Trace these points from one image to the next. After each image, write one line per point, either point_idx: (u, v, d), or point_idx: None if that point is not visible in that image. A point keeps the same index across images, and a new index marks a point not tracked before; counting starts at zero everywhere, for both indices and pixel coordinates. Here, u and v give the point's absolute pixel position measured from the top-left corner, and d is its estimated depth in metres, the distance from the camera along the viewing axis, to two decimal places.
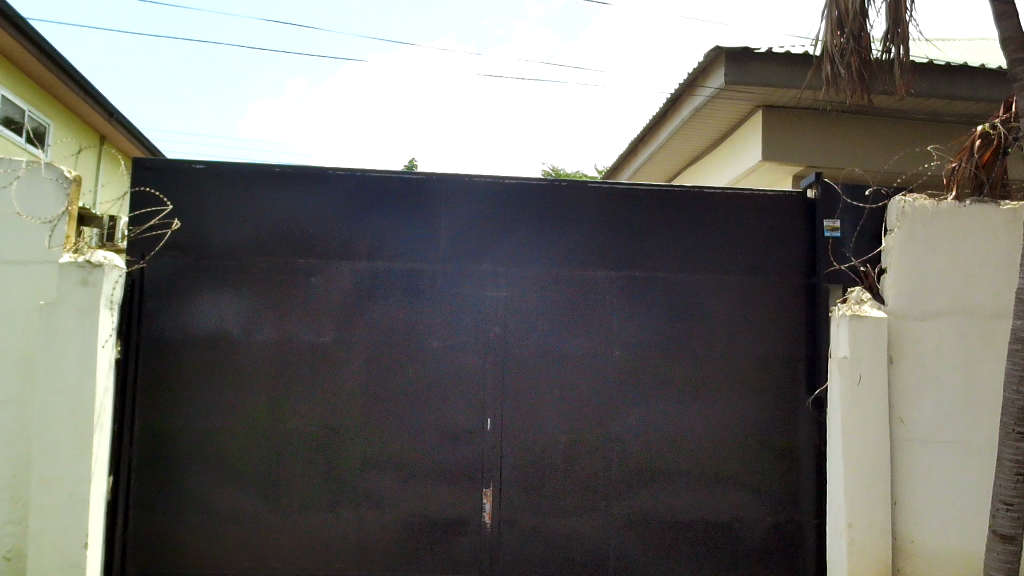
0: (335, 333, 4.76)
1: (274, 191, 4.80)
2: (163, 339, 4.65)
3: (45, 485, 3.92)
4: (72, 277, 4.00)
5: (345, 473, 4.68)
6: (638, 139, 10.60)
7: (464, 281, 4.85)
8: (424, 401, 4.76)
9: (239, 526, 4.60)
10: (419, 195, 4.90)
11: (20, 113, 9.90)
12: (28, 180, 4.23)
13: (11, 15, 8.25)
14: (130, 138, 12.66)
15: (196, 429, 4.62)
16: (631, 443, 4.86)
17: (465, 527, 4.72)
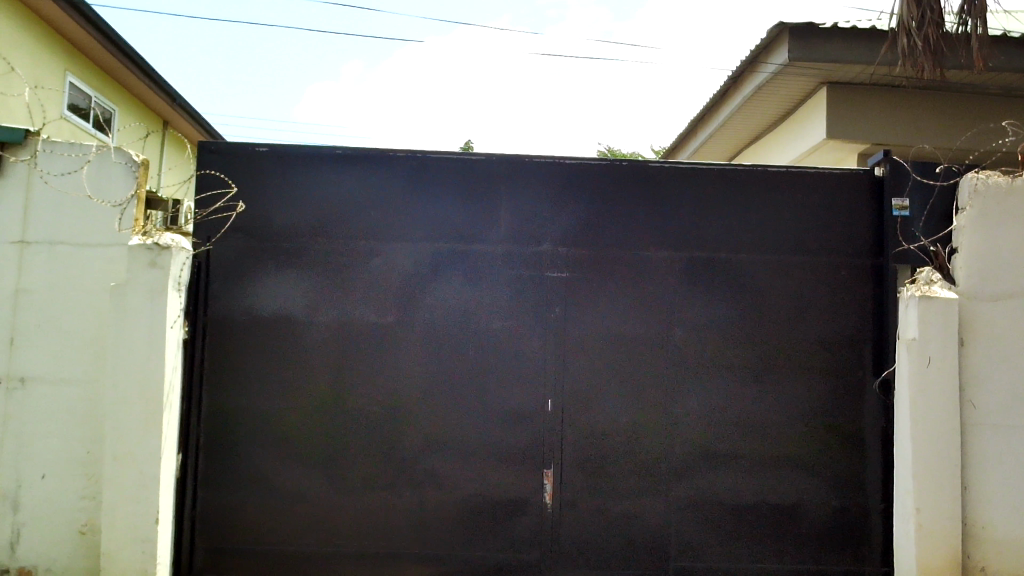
0: (396, 315, 4.79)
1: (335, 172, 4.85)
2: (229, 321, 4.73)
3: (117, 462, 4.02)
4: (141, 258, 4.08)
5: (407, 453, 4.72)
6: (697, 118, 10.47)
7: (524, 263, 4.84)
8: (485, 382, 4.78)
9: (303, 505, 4.67)
10: (478, 176, 4.90)
11: (87, 99, 10.12)
12: (98, 164, 4.34)
13: (77, 3, 8.41)
14: (192, 123, 12.88)
15: (262, 409, 4.70)
16: (692, 425, 4.82)
17: (526, 507, 4.73)
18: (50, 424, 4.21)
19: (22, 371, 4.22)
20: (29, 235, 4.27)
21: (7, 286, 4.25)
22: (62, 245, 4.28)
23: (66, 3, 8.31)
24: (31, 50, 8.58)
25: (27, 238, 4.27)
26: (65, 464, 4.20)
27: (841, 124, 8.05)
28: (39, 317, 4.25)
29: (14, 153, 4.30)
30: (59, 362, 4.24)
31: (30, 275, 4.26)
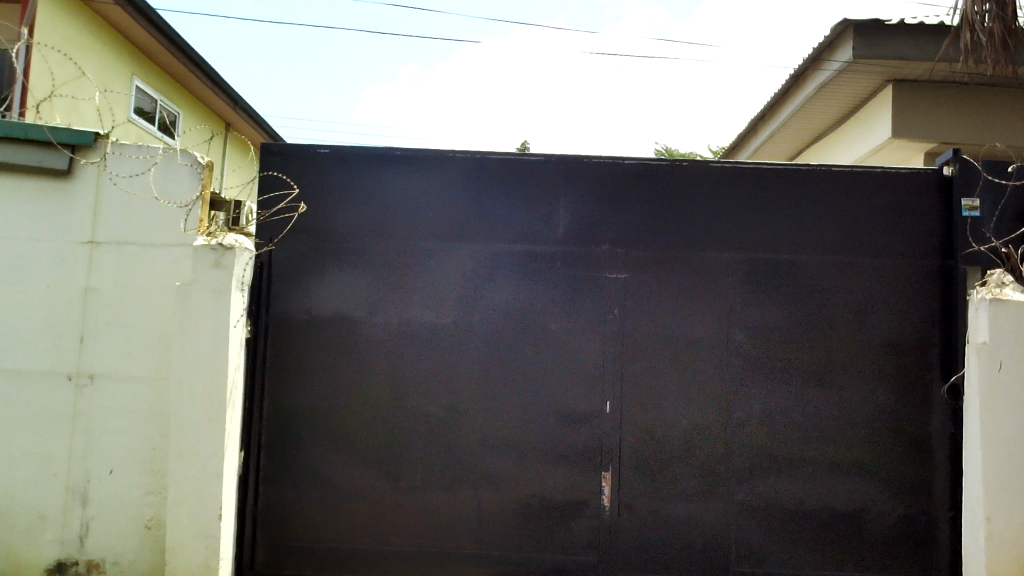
0: (455, 316, 4.81)
1: (395, 173, 4.89)
2: (291, 320, 4.79)
3: (182, 459, 4.09)
4: (206, 259, 4.15)
5: (465, 453, 4.73)
6: (757, 117, 10.33)
7: (583, 264, 4.82)
8: (543, 383, 4.77)
9: (362, 503, 4.71)
10: (537, 176, 4.89)
11: (153, 103, 10.34)
12: (164, 166, 4.43)
13: (143, 8, 8.59)
14: (254, 126, 13.07)
15: (322, 407, 4.75)
16: (754, 428, 4.76)
17: (584, 509, 4.71)
18: (118, 421, 4.30)
19: (91, 368, 4.33)
20: (98, 236, 4.38)
21: (77, 286, 4.36)
22: (129, 246, 4.38)
23: (131, 9, 8.47)
24: (99, 55, 8.79)
25: (97, 239, 4.38)
26: (132, 460, 4.29)
27: (908, 123, 7.89)
28: (107, 316, 4.35)
29: (85, 156, 4.40)
30: (125, 359, 4.33)
31: (99, 274, 4.37)
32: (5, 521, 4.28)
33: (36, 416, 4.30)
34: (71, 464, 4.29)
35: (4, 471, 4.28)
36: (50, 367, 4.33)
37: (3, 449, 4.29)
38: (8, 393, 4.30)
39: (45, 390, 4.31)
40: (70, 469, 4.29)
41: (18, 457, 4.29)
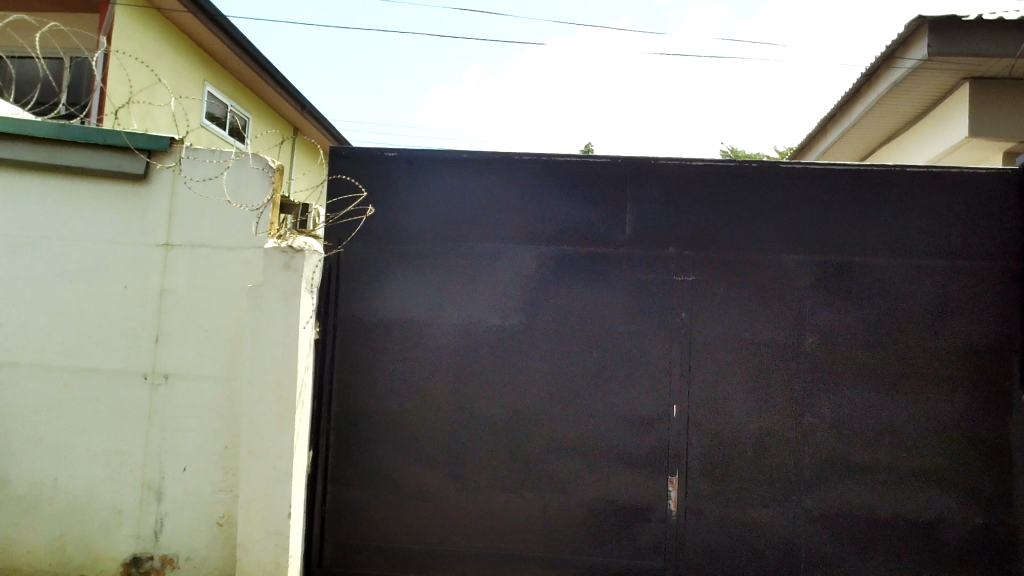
0: (520, 318, 4.81)
1: (461, 176, 4.92)
2: (358, 321, 4.84)
3: (252, 457, 4.16)
4: (276, 262, 4.19)
5: (531, 455, 4.73)
6: (827, 117, 10.15)
7: (649, 266, 4.78)
8: (609, 385, 4.74)
9: (428, 504, 4.74)
10: (604, 178, 4.88)
11: (225, 109, 10.55)
12: (236, 170, 4.51)
13: (216, 16, 8.78)
14: (322, 131, 13.25)
15: (389, 408, 4.79)
16: (825, 434, 4.67)
17: (651, 514, 4.67)
18: (192, 420, 4.40)
19: (166, 367, 4.44)
20: (173, 239, 4.48)
21: (153, 287, 4.47)
22: (203, 248, 4.47)
23: (203, 16, 8.64)
24: (173, 62, 9.01)
25: (172, 242, 4.49)
26: (205, 457, 4.39)
27: (985, 121, 7.67)
28: (182, 317, 4.45)
29: (160, 160, 4.51)
30: (198, 359, 4.43)
31: (174, 276, 4.47)
32: (83, 515, 4.41)
33: (113, 414, 4.42)
34: (147, 460, 4.40)
35: (83, 467, 4.41)
36: (127, 366, 4.45)
37: (83, 446, 4.41)
38: (88, 391, 4.43)
39: (122, 389, 4.43)
40: (145, 466, 4.40)
41: (96, 454, 4.41)
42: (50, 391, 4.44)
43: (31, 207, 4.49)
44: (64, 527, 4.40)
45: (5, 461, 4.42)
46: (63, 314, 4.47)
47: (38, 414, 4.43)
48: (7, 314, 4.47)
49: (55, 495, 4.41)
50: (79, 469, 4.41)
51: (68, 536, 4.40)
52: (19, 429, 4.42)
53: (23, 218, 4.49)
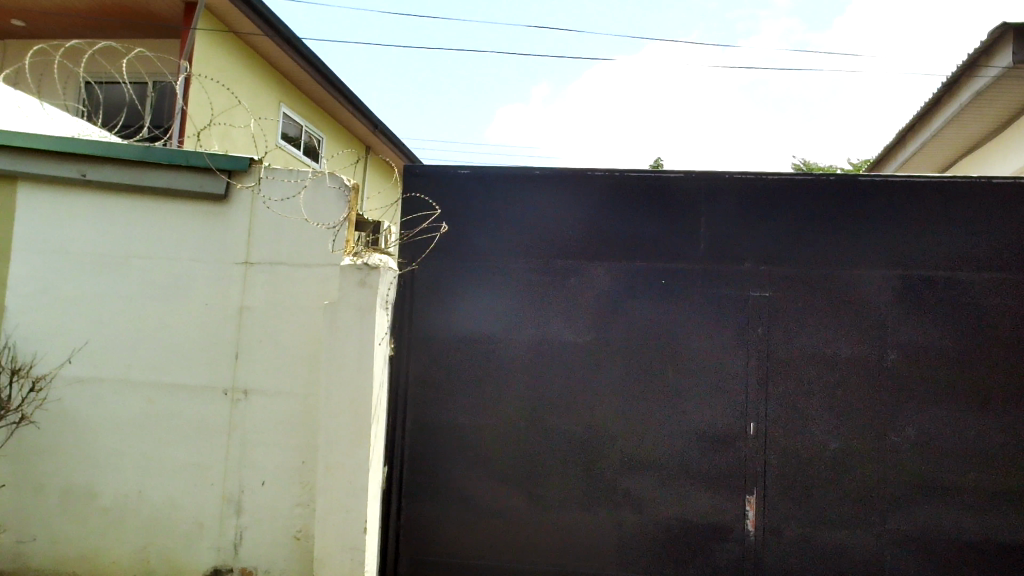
0: (593, 334, 4.78)
1: (533, 193, 4.93)
2: (432, 338, 4.87)
3: (329, 472, 4.20)
4: (352, 278, 4.24)
5: (605, 473, 4.69)
6: (907, 128, 9.91)
7: (725, 282, 4.73)
8: (685, 402, 4.69)
9: (502, 520, 4.73)
10: (678, 194, 4.84)
11: (299, 129, 10.76)
12: (313, 189, 4.58)
13: (292, 39, 8.98)
14: (394, 149, 13.40)
15: (462, 425, 4.81)
16: (909, 454, 4.54)
17: (728, 534, 4.60)
18: (270, 435, 4.48)
19: (245, 384, 4.52)
20: (252, 257, 4.58)
21: (233, 304, 4.57)
22: (281, 266, 4.56)
23: (279, 38, 8.84)
24: (252, 84, 9.23)
25: (251, 260, 4.58)
26: (283, 472, 4.45)
27: None
28: (260, 334, 4.53)
29: (240, 180, 4.61)
30: (276, 375, 4.51)
31: (253, 294, 4.56)
32: (166, 527, 4.50)
33: (195, 429, 4.52)
34: (227, 475, 4.49)
35: (166, 480, 4.51)
36: (208, 382, 4.54)
37: (166, 459, 4.52)
38: (171, 406, 4.54)
39: (203, 404, 4.53)
40: (225, 480, 4.49)
41: (178, 467, 4.52)
42: (134, 406, 4.56)
43: (117, 227, 4.64)
44: (147, 539, 4.50)
45: (93, 474, 4.55)
46: (148, 331, 4.59)
47: (124, 429, 4.55)
48: (95, 332, 4.61)
49: (139, 508, 4.52)
50: (162, 482, 4.51)
51: (151, 548, 4.50)
52: (107, 443, 4.55)
53: (110, 238, 4.64)
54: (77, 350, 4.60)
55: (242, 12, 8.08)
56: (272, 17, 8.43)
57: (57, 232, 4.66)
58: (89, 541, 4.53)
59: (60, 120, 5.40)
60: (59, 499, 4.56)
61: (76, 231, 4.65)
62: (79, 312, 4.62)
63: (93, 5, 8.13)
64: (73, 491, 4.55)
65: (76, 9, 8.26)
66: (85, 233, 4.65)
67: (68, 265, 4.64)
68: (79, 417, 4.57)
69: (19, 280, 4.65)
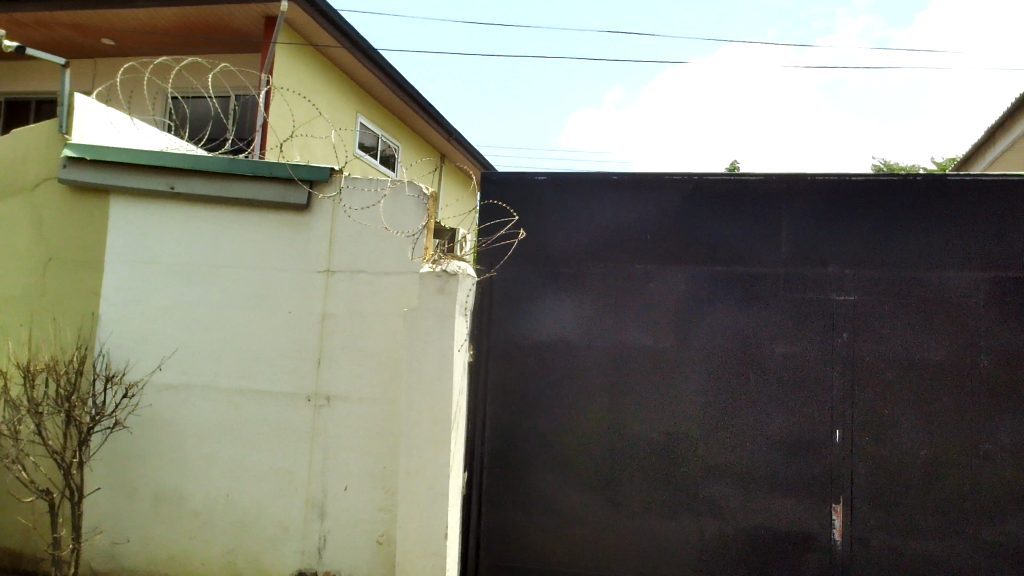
0: (673, 339, 4.74)
1: (611, 198, 4.91)
2: (511, 344, 4.89)
3: (410, 477, 4.24)
4: (431, 285, 4.27)
5: (687, 480, 4.64)
6: (996, 126, 9.62)
7: (808, 286, 4.64)
8: (767, 408, 4.61)
9: (583, 527, 4.72)
10: (758, 196, 4.76)
11: (377, 138, 10.91)
12: (392, 198, 4.64)
13: (368, 49, 9.11)
14: (470, 157, 13.49)
15: (541, 431, 4.81)
16: (1005, 462, 4.40)
17: (814, 543, 4.51)
18: (353, 441, 4.54)
19: (328, 390, 4.60)
20: (334, 265, 4.65)
21: (315, 311, 4.65)
22: (361, 274, 4.62)
23: (356, 50, 8.98)
24: (330, 96, 9.40)
25: (332, 267, 4.65)
26: (366, 477, 4.51)
27: None
28: (343, 341, 4.61)
29: (321, 190, 4.70)
30: (358, 381, 4.57)
31: (335, 301, 4.64)
32: (253, 530, 4.60)
33: (279, 434, 4.62)
34: (311, 480, 4.57)
35: (253, 484, 4.61)
36: (292, 388, 4.63)
37: (252, 464, 4.62)
38: (256, 412, 4.64)
39: (288, 410, 4.62)
40: (310, 484, 4.57)
41: (264, 472, 4.61)
42: (222, 412, 4.67)
43: (205, 237, 4.77)
44: (235, 542, 4.61)
45: (183, 478, 4.67)
46: (233, 338, 4.71)
47: (212, 434, 4.67)
48: (184, 339, 4.74)
49: (227, 511, 4.62)
50: (249, 486, 4.62)
51: (239, 551, 4.60)
52: (195, 448, 4.68)
53: (197, 248, 4.77)
54: (167, 357, 4.74)
55: (319, 24, 8.23)
56: (348, 29, 8.57)
57: (148, 243, 4.81)
58: (180, 543, 4.65)
59: (151, 135, 5.58)
60: (151, 502, 4.70)
61: (166, 242, 4.80)
62: (169, 320, 4.77)
63: (177, 23, 8.38)
64: (164, 495, 4.68)
65: (162, 28, 8.53)
66: (174, 243, 4.79)
67: (159, 275, 4.79)
68: (169, 422, 4.71)
69: (113, 290, 4.82)
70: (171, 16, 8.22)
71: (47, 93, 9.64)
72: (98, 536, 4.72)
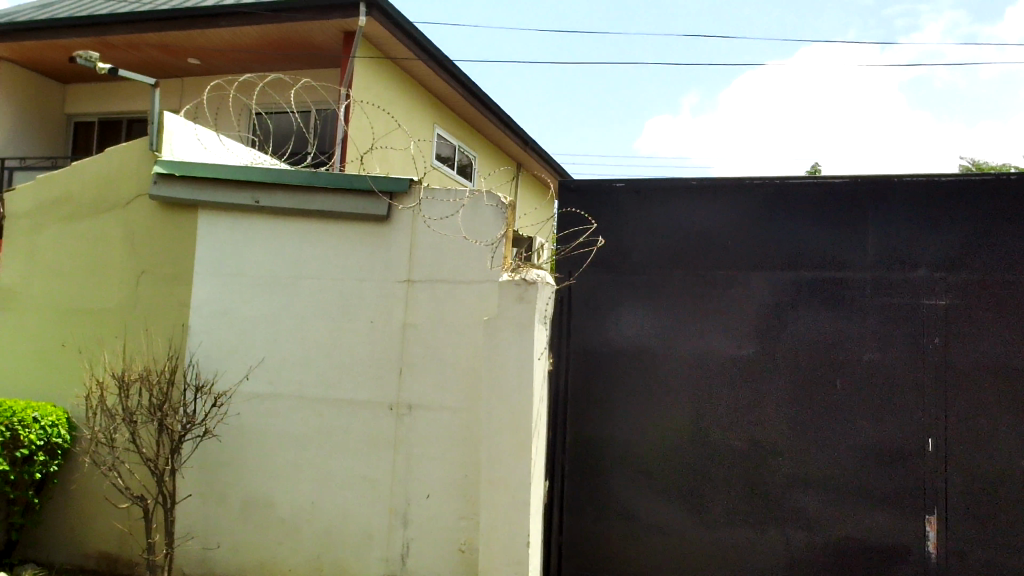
0: (757, 346, 4.66)
1: (690, 204, 4.85)
2: (591, 352, 4.87)
3: (491, 485, 4.24)
4: (510, 294, 4.28)
5: (773, 490, 4.55)
6: None
7: (897, 291, 4.52)
8: (855, 416, 4.49)
9: (666, 537, 4.67)
10: (843, 199, 4.65)
11: (454, 149, 10.99)
12: (471, 208, 4.65)
13: (445, 61, 9.20)
14: (546, 165, 13.48)
15: (622, 440, 4.78)
16: None
17: (907, 556, 4.38)
18: (434, 449, 4.57)
19: (410, 399, 4.64)
20: (414, 275, 4.70)
21: (396, 321, 4.70)
22: (441, 283, 4.65)
23: (432, 62, 9.08)
24: (408, 108, 9.51)
25: (413, 277, 4.70)
26: (447, 485, 4.53)
27: None
28: (423, 350, 4.65)
29: (401, 202, 4.75)
30: (440, 390, 4.60)
31: (416, 311, 4.68)
32: (338, 537, 4.66)
33: (362, 443, 4.68)
34: (394, 488, 4.61)
35: (338, 492, 4.68)
36: (374, 397, 4.69)
37: (337, 472, 4.69)
38: (340, 420, 4.72)
39: (370, 418, 4.68)
40: (392, 492, 4.61)
41: (348, 481, 4.68)
42: (307, 421, 4.76)
43: (289, 250, 4.87)
44: (320, 549, 4.68)
45: (270, 485, 4.77)
46: (317, 347, 4.79)
47: (298, 443, 4.76)
48: (270, 349, 4.84)
49: (313, 518, 4.70)
50: (333, 494, 4.69)
51: (324, 558, 4.67)
52: (282, 455, 4.77)
53: (281, 260, 4.88)
54: (253, 367, 4.85)
55: (396, 38, 8.36)
56: (425, 41, 8.68)
57: (235, 256, 4.94)
58: (267, 549, 4.75)
59: (236, 150, 5.72)
60: (239, 509, 4.81)
61: (252, 255, 4.92)
62: (255, 331, 4.88)
63: (260, 40, 8.60)
64: (252, 502, 4.79)
65: (245, 46, 8.76)
66: (260, 256, 4.91)
67: (245, 287, 4.91)
68: (256, 430, 4.81)
69: (202, 302, 4.96)
70: (253, 34, 8.44)
71: (137, 113, 9.98)
72: (189, 542, 4.85)
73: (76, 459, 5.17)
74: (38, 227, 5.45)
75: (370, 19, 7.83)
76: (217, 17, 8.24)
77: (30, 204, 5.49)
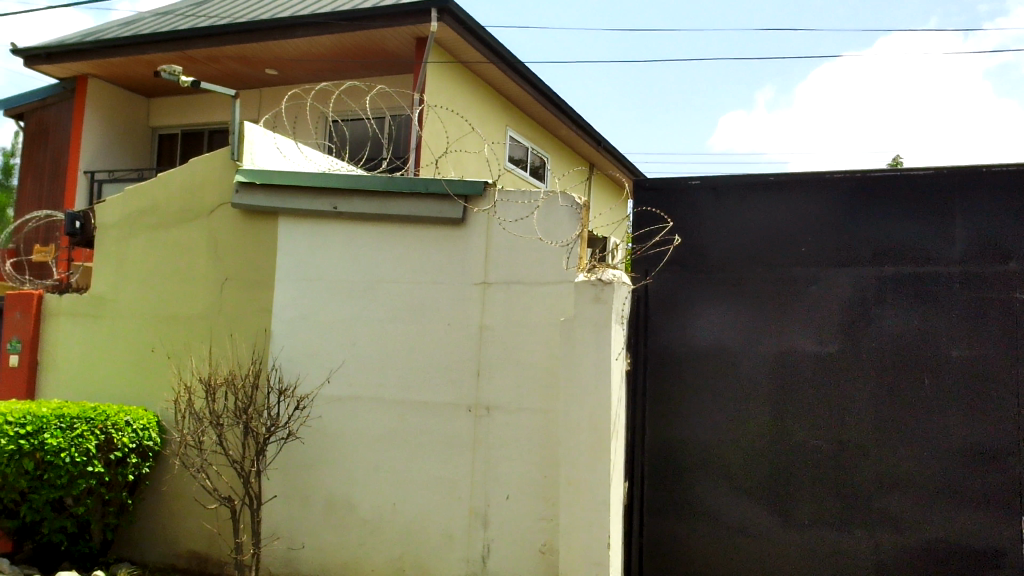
0: (840, 343, 4.56)
1: (769, 200, 4.77)
2: (669, 352, 4.83)
3: (571, 485, 4.24)
4: (587, 294, 4.26)
5: (859, 491, 4.45)
6: None
7: (988, 285, 4.37)
8: (945, 414, 4.36)
9: (748, 538, 4.60)
10: (929, 191, 4.52)
11: (526, 151, 11.00)
12: (545, 209, 4.61)
13: (516, 63, 9.21)
14: (619, 164, 13.40)
15: (702, 441, 4.73)
16: None
17: (1002, 559, 4.24)
18: (512, 450, 4.56)
19: (487, 401, 4.65)
20: (490, 277, 4.71)
21: (473, 323, 4.73)
22: (517, 284, 4.65)
23: (503, 64, 9.10)
24: (480, 112, 9.56)
25: (489, 279, 4.72)
26: (526, 485, 4.52)
27: None
28: (500, 351, 4.66)
29: (476, 205, 4.77)
30: (517, 391, 4.60)
31: (492, 313, 4.70)
32: (419, 538, 4.71)
33: (442, 444, 4.72)
34: (473, 489, 4.63)
35: (419, 492, 4.73)
36: (453, 399, 4.72)
37: (417, 473, 4.74)
38: (419, 422, 4.77)
39: (449, 420, 4.72)
40: (472, 494, 4.63)
41: (428, 482, 4.72)
42: (387, 423, 4.82)
43: (367, 254, 4.94)
44: (402, 550, 4.73)
45: (352, 486, 4.85)
46: (396, 350, 4.85)
47: (380, 444, 4.82)
48: (350, 353, 4.92)
49: (394, 518, 4.76)
50: (414, 495, 4.74)
51: (406, 558, 4.72)
52: (364, 457, 4.84)
53: (360, 265, 4.95)
54: (334, 370, 4.94)
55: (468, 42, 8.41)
56: (496, 44, 8.72)
57: (315, 261, 5.04)
58: (351, 549, 4.82)
59: (314, 157, 5.84)
60: (323, 509, 4.89)
61: (332, 260, 5.00)
62: (336, 334, 4.96)
63: (335, 49, 8.74)
64: (335, 502, 4.87)
65: (320, 55, 8.92)
66: (338, 261, 4.99)
67: (325, 291, 5.00)
68: (338, 432, 4.90)
69: (284, 307, 5.07)
70: (328, 43, 8.59)
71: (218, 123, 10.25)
72: (275, 542, 4.96)
73: (166, 462, 5.34)
74: (127, 237, 5.64)
75: (442, 24, 7.90)
76: (292, 28, 8.41)
77: (120, 215, 5.69)
